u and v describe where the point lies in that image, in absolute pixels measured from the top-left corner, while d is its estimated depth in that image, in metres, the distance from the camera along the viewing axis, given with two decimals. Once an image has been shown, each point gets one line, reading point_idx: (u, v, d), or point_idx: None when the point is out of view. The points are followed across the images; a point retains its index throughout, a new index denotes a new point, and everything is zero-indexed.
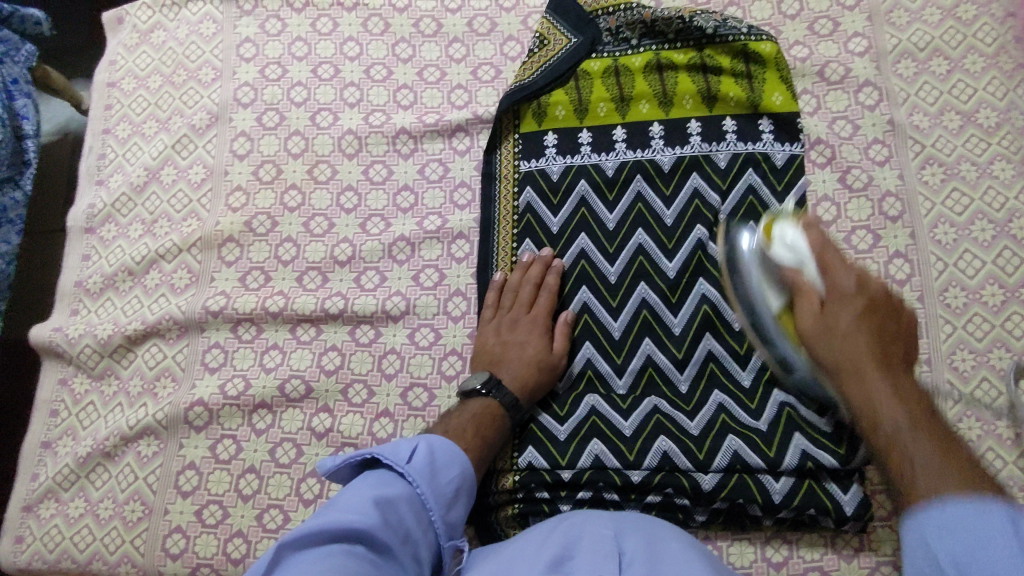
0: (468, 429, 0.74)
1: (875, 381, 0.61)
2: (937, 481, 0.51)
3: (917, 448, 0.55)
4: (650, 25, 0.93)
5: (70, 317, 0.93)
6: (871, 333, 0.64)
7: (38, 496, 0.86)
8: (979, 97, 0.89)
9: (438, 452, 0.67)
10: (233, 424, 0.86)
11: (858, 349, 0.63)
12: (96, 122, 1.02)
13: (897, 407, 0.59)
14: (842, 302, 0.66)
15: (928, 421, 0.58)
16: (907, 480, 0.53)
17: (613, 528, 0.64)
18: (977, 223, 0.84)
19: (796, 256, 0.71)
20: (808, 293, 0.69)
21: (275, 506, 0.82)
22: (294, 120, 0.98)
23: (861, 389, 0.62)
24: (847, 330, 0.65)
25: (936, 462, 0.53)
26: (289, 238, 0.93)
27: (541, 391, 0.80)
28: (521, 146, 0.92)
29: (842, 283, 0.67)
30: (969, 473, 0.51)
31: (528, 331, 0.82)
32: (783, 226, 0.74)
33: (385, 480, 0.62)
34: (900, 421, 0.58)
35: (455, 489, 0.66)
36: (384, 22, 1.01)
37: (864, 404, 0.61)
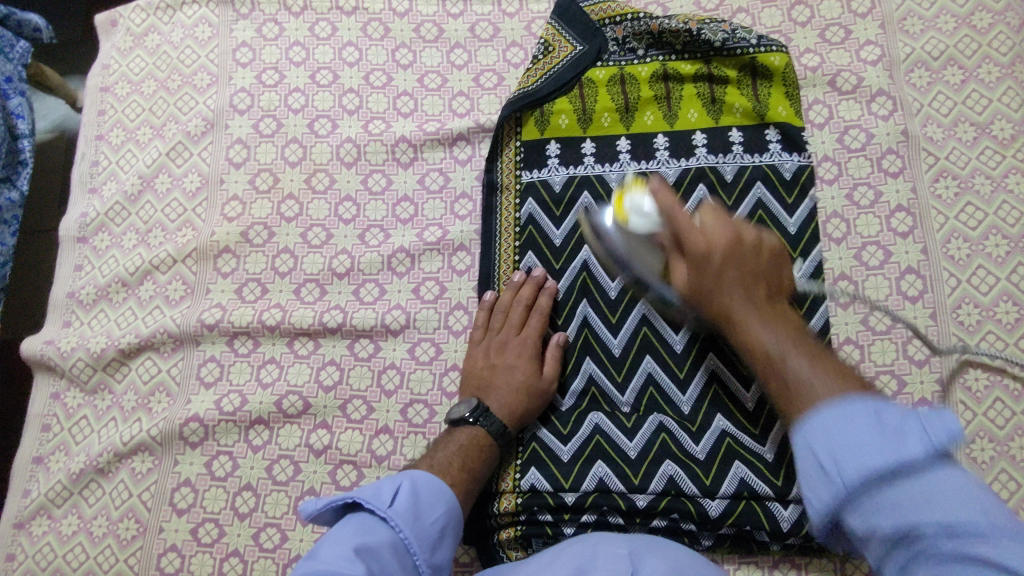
0: (455, 463, 0.72)
1: (763, 333, 0.60)
2: (834, 385, 0.51)
3: (823, 390, 0.51)
4: (658, 36, 0.91)
5: (62, 329, 0.91)
6: (738, 277, 0.63)
7: (30, 513, 0.84)
8: (993, 108, 0.87)
9: (421, 491, 0.65)
10: (229, 441, 0.84)
11: (723, 278, 0.62)
12: (89, 127, 0.99)
13: (776, 334, 0.59)
14: (705, 263, 0.63)
15: (805, 343, 0.58)
16: (761, 354, 0.59)
17: (627, 547, 0.62)
18: (990, 238, 0.82)
19: (649, 222, 0.70)
20: (676, 252, 0.68)
21: (273, 525, 0.80)
22: (292, 127, 0.95)
23: (736, 321, 0.62)
24: (719, 283, 0.63)
25: (839, 391, 0.50)
26: (287, 248, 0.91)
27: (530, 417, 0.78)
28: (523, 155, 0.90)
29: (718, 235, 0.63)
30: (836, 373, 0.53)
31: (518, 355, 0.80)
32: (634, 197, 0.71)
33: (368, 526, 0.59)
34: (801, 362, 0.55)
35: (441, 528, 0.64)
36: (384, 27, 0.99)
37: (743, 341, 0.61)
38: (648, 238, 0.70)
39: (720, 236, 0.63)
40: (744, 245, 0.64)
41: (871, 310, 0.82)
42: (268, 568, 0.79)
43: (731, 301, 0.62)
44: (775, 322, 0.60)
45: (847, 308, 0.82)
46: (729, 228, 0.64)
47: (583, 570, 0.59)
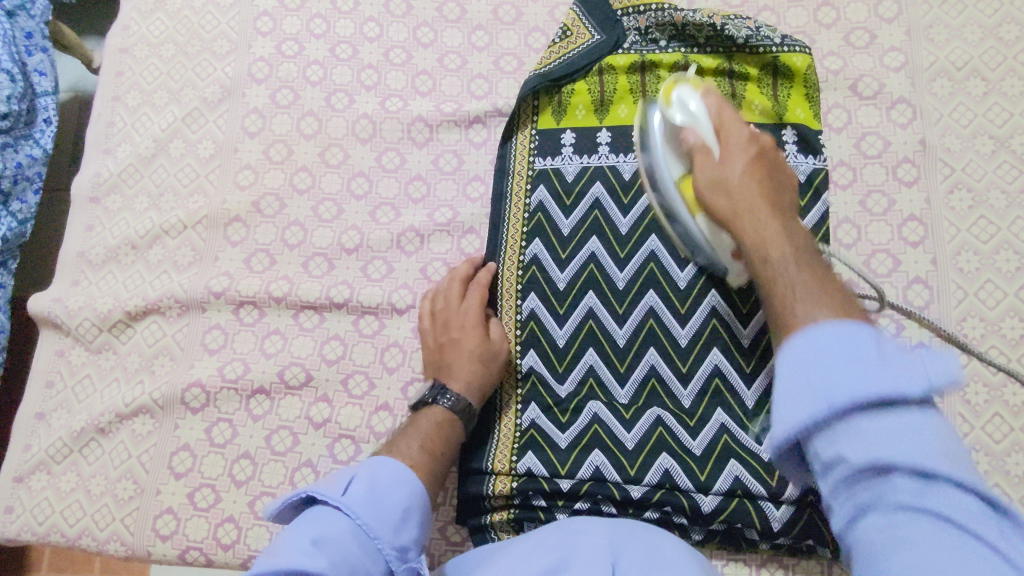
0: (416, 443, 0.72)
1: (769, 223, 0.61)
2: (816, 309, 0.49)
3: (795, 280, 0.54)
4: (681, 28, 0.90)
5: (70, 288, 0.91)
6: (759, 185, 0.65)
7: (30, 467, 0.85)
8: (1014, 123, 0.86)
9: (378, 476, 0.65)
10: (230, 408, 0.85)
11: (762, 216, 0.62)
12: (106, 88, 0.99)
13: (784, 240, 0.59)
14: (740, 149, 0.68)
15: (801, 242, 0.59)
16: (783, 302, 0.53)
17: (609, 539, 0.63)
18: (1001, 253, 0.82)
19: (690, 116, 0.71)
20: (704, 156, 0.69)
21: (269, 494, 0.81)
22: (308, 100, 0.95)
23: (752, 225, 0.62)
24: (740, 184, 0.65)
25: (814, 287, 0.52)
26: (297, 221, 0.91)
27: (489, 385, 0.79)
28: (537, 142, 0.90)
29: (739, 133, 0.69)
30: (847, 305, 0.49)
31: (461, 327, 0.80)
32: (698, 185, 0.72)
33: (323, 515, 0.60)
34: (786, 252, 0.58)
35: (404, 511, 0.64)
36: (407, 4, 0.98)
37: (752, 236, 0.61)
38: (714, 225, 0.70)
39: (754, 136, 0.69)
40: (764, 150, 0.68)
41: (877, 318, 0.82)
42: (262, 536, 0.80)
43: (771, 250, 0.59)
44: (824, 297, 0.50)
45: None
46: (749, 149, 0.68)
47: (564, 561, 0.59)
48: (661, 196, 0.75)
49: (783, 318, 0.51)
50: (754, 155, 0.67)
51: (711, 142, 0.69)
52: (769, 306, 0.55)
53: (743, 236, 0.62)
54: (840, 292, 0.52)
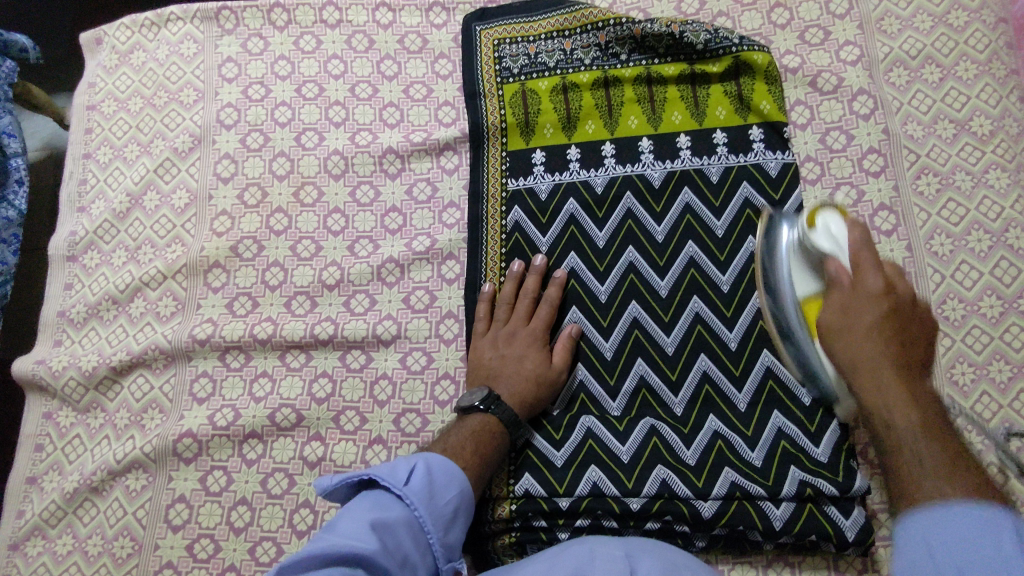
0: (468, 446, 0.72)
1: (897, 391, 0.54)
2: (946, 485, 0.48)
3: (923, 453, 0.50)
4: (640, 40, 0.92)
5: (53, 349, 0.91)
6: (892, 348, 0.57)
7: (25, 533, 0.84)
8: (972, 105, 0.88)
9: (436, 472, 0.65)
10: (223, 455, 0.84)
11: (891, 391, 0.55)
12: (76, 146, 1.00)
13: (912, 411, 0.53)
14: (869, 305, 0.59)
15: (933, 417, 0.53)
16: (913, 477, 0.50)
17: (624, 549, 0.62)
18: (972, 233, 0.83)
19: (834, 245, 0.64)
20: (839, 280, 0.62)
21: (268, 539, 0.80)
22: (279, 141, 0.96)
23: (873, 388, 0.56)
24: (870, 358, 0.57)
25: (933, 460, 0.50)
26: (276, 262, 0.91)
27: (539, 406, 0.79)
28: (508, 164, 0.91)
29: (870, 284, 0.59)
30: (978, 482, 0.48)
31: (525, 345, 0.81)
32: (828, 214, 0.67)
33: (384, 502, 0.60)
34: (912, 423, 0.52)
35: (454, 509, 0.64)
36: (368, 39, 0.99)
37: (846, 359, 0.59)
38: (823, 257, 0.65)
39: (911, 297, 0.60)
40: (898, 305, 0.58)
41: None
42: None
43: (893, 421, 0.54)
44: (956, 481, 0.48)
45: None
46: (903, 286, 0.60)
47: (579, 573, 0.59)
48: (771, 262, 0.73)
49: (905, 488, 0.50)
50: (888, 312, 0.58)
51: (845, 280, 0.62)
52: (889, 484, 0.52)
53: (863, 402, 0.57)
54: (971, 471, 0.49)
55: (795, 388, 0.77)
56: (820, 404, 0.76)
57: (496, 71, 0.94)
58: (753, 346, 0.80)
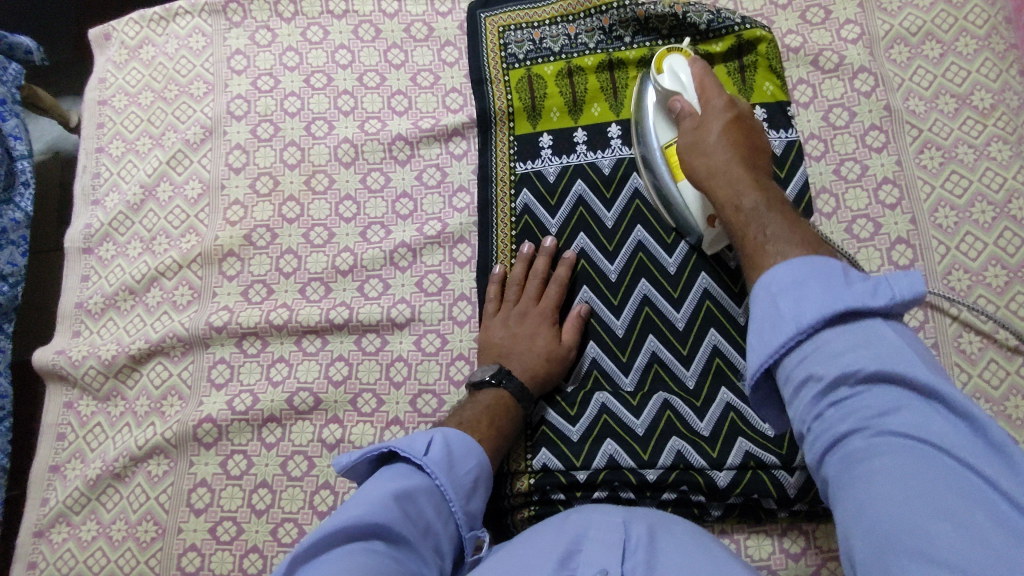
0: (483, 419, 0.73)
1: (742, 182, 0.67)
2: (785, 249, 0.57)
3: (775, 236, 0.60)
4: (644, 22, 0.93)
5: (72, 340, 0.92)
6: (739, 146, 0.70)
7: (50, 520, 0.85)
8: (973, 79, 0.89)
9: (454, 443, 0.66)
10: (243, 440, 0.85)
11: (737, 176, 0.67)
12: (89, 141, 1.01)
13: (756, 193, 0.65)
14: (716, 116, 0.73)
15: (778, 204, 0.64)
16: (762, 263, 0.58)
17: (626, 517, 0.62)
18: (976, 205, 0.85)
19: (679, 85, 0.80)
20: (693, 112, 0.76)
21: (290, 520, 0.82)
22: (289, 130, 0.97)
23: (727, 183, 0.68)
24: (710, 142, 0.72)
25: (785, 233, 0.59)
26: (290, 249, 0.92)
27: (552, 382, 0.81)
28: (516, 148, 0.92)
29: (716, 102, 0.75)
30: (815, 240, 0.58)
31: (536, 322, 0.82)
32: (674, 60, 0.82)
33: (404, 474, 0.61)
34: (757, 203, 0.64)
35: (474, 479, 0.65)
36: (375, 28, 1.01)
37: (726, 193, 0.67)
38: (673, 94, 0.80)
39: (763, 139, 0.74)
40: (742, 115, 0.74)
41: (864, 281, 0.84)
42: None
43: (752, 227, 0.63)
44: (791, 243, 0.57)
45: None
46: (725, 95, 0.75)
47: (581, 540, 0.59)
48: (641, 155, 0.84)
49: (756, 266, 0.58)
50: (731, 120, 0.73)
51: (696, 111, 0.76)
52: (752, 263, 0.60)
53: (718, 195, 0.68)
54: (811, 242, 0.58)
55: None
56: None
57: (502, 57, 0.95)
58: None
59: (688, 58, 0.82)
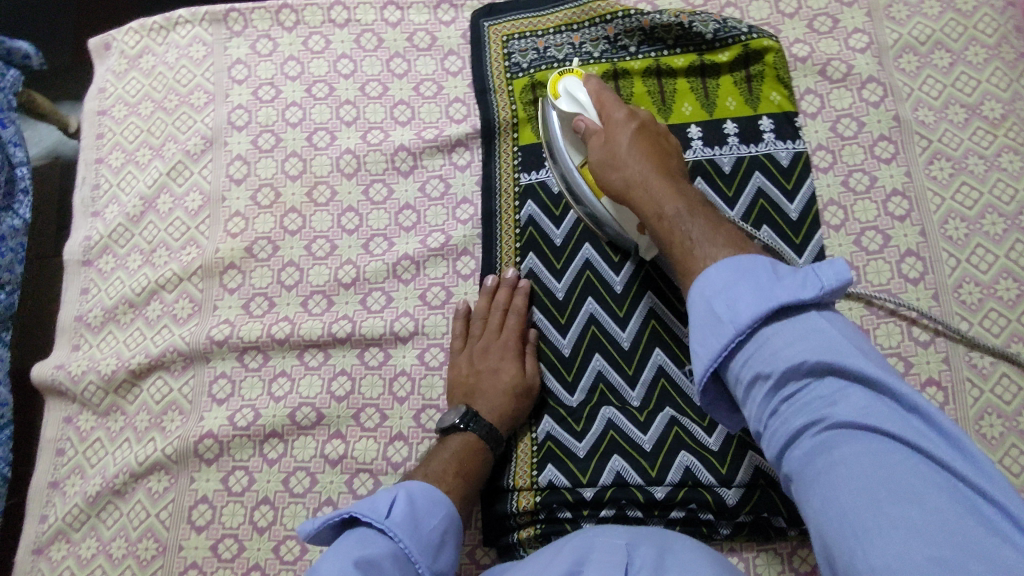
0: (449, 469, 0.73)
1: (650, 170, 0.69)
2: (718, 252, 0.59)
3: (702, 253, 0.61)
4: (649, 32, 0.93)
5: (72, 353, 0.91)
6: (648, 151, 0.71)
7: (48, 538, 0.84)
8: (983, 89, 0.88)
9: (417, 499, 0.66)
10: (245, 455, 0.84)
11: (656, 190, 0.68)
12: (88, 151, 1.00)
13: (677, 199, 0.66)
14: (619, 126, 0.74)
15: (691, 199, 0.67)
16: (694, 255, 0.61)
17: (626, 539, 0.62)
18: (986, 216, 0.84)
19: (579, 105, 0.78)
20: (597, 128, 0.76)
21: (292, 537, 0.81)
22: (291, 141, 0.96)
23: (645, 197, 0.68)
24: (626, 153, 0.71)
25: (716, 248, 0.60)
26: (291, 262, 0.91)
27: (520, 417, 0.80)
28: (520, 159, 0.91)
29: (616, 115, 0.75)
30: (741, 250, 0.59)
31: (500, 356, 0.81)
32: (568, 82, 0.80)
33: (367, 539, 0.60)
34: (678, 208, 0.66)
35: (440, 534, 0.65)
36: (377, 37, 1.00)
37: (648, 207, 0.68)
38: (575, 117, 0.79)
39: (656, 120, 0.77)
40: (642, 121, 0.75)
41: (874, 294, 0.83)
42: None
43: (693, 244, 0.62)
44: (718, 240, 0.61)
45: (850, 293, 0.83)
46: (623, 109, 0.75)
47: (581, 559, 0.59)
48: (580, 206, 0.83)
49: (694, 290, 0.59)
50: (634, 122, 0.74)
51: (598, 130, 0.76)
52: (686, 288, 0.61)
53: (638, 205, 0.69)
54: (741, 243, 0.61)
55: None
56: None
57: (506, 66, 0.94)
58: None
59: (583, 79, 0.80)
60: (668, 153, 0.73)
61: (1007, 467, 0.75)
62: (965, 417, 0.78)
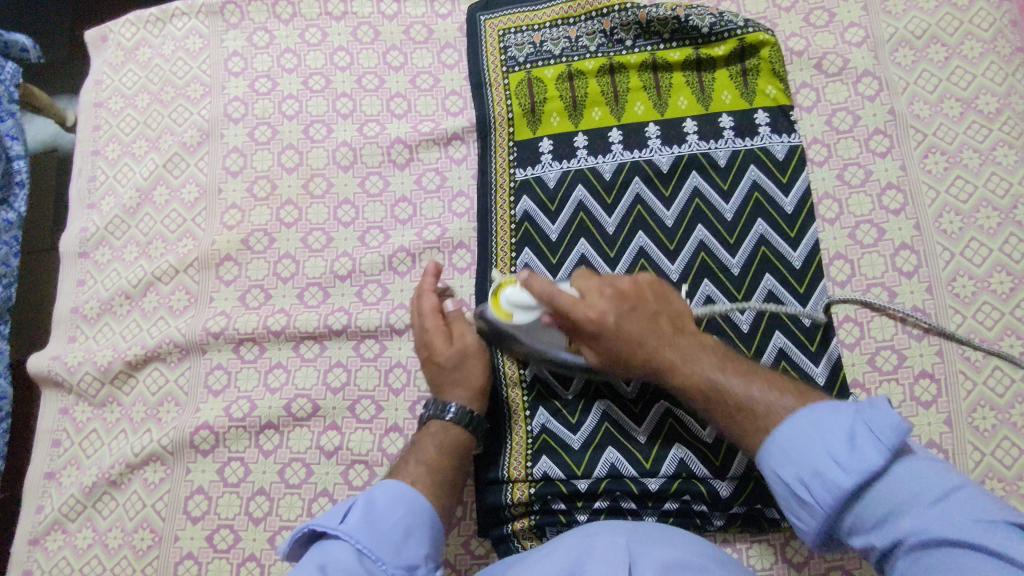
0: (414, 461, 0.72)
1: (687, 351, 0.67)
2: (790, 409, 0.59)
3: (755, 400, 0.61)
4: (645, 25, 0.93)
5: (68, 345, 0.92)
6: (647, 320, 0.68)
7: (44, 528, 0.85)
8: (978, 83, 0.88)
9: (376, 500, 0.65)
10: (240, 447, 0.85)
11: (692, 359, 0.67)
12: (85, 143, 1.00)
13: (703, 361, 0.66)
14: (616, 330, 0.68)
15: (713, 348, 0.68)
16: (766, 422, 0.60)
17: (625, 537, 0.62)
18: (980, 210, 0.84)
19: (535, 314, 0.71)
20: (581, 338, 0.70)
21: (288, 528, 0.81)
22: (287, 133, 0.96)
23: (689, 355, 0.67)
24: (634, 334, 0.68)
25: (770, 401, 0.61)
26: (288, 254, 0.91)
27: (476, 378, 0.77)
28: (516, 153, 0.91)
29: (599, 306, 0.68)
30: (767, 381, 0.63)
31: (425, 339, 0.77)
32: (511, 298, 0.71)
33: (326, 550, 0.60)
34: (711, 385, 0.65)
35: (407, 527, 0.64)
36: (374, 30, 1.00)
37: (686, 382, 0.66)
38: (541, 325, 0.72)
39: (635, 282, 0.70)
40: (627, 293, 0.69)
41: (868, 287, 0.83)
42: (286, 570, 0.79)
43: (733, 388, 0.63)
44: (785, 400, 0.60)
45: (844, 287, 0.84)
46: (596, 303, 0.68)
47: (580, 561, 0.58)
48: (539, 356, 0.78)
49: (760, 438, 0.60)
50: (622, 293, 0.69)
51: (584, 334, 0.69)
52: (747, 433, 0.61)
53: (684, 384, 0.66)
54: (774, 378, 0.64)
55: (809, 369, 0.79)
56: (834, 384, 0.78)
57: (502, 60, 0.94)
58: (766, 327, 0.80)
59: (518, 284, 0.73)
60: (649, 296, 0.70)
61: (999, 459, 0.76)
62: (958, 410, 0.78)
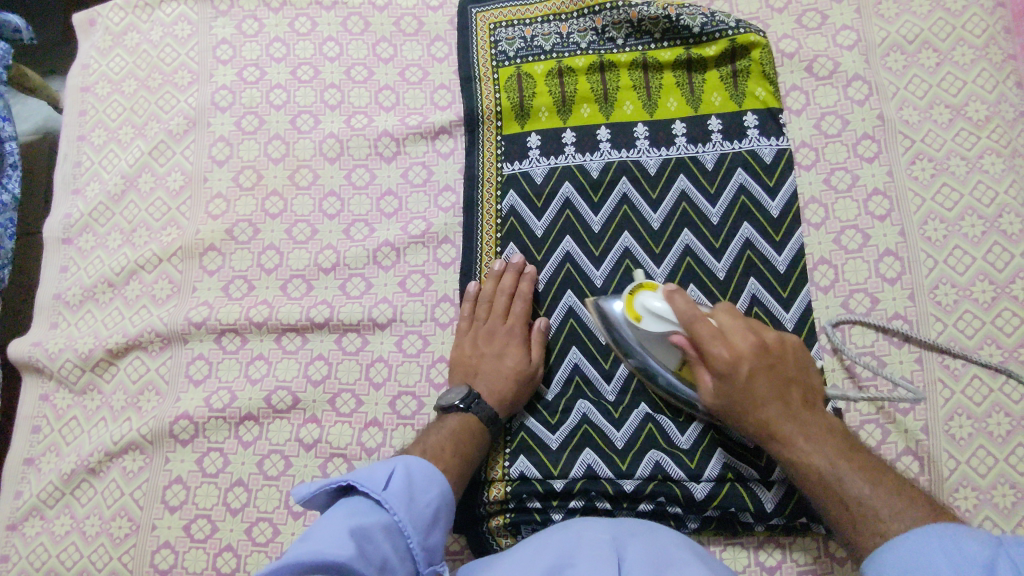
0: (447, 447, 0.73)
1: (786, 426, 0.67)
2: (905, 516, 0.58)
3: (876, 498, 0.61)
4: (637, 24, 0.92)
5: (49, 331, 0.91)
6: (770, 383, 0.68)
7: (23, 514, 0.85)
8: (968, 89, 0.88)
9: (415, 476, 0.66)
10: (220, 437, 0.85)
11: (808, 433, 0.66)
12: (70, 128, 0.99)
13: (817, 453, 0.65)
14: (734, 368, 0.67)
15: (832, 441, 0.66)
16: (875, 527, 0.59)
17: (611, 533, 0.62)
18: (966, 218, 0.84)
19: (664, 319, 0.71)
20: (696, 359, 0.70)
21: (265, 520, 0.81)
22: (274, 123, 0.96)
23: (795, 435, 0.66)
24: (752, 390, 0.67)
25: (893, 502, 0.60)
26: (272, 245, 0.91)
27: (520, 401, 0.80)
28: (503, 148, 0.90)
29: (738, 346, 0.68)
30: (901, 491, 0.61)
31: (504, 342, 0.81)
32: (643, 300, 0.72)
33: (362, 508, 0.60)
34: (824, 463, 0.65)
35: (434, 512, 0.65)
36: (364, 21, 0.99)
37: (789, 456, 0.67)
38: (665, 337, 0.72)
39: (779, 339, 0.70)
40: (766, 347, 0.69)
41: (851, 292, 0.83)
42: (261, 561, 0.79)
43: (845, 485, 0.63)
44: (909, 512, 0.59)
45: (827, 292, 0.83)
46: (749, 337, 0.68)
47: (567, 558, 0.58)
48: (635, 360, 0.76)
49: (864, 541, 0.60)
50: (757, 360, 0.68)
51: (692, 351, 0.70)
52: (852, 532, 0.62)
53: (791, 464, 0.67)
54: (907, 490, 0.61)
55: None
56: None
57: (492, 55, 0.94)
58: None
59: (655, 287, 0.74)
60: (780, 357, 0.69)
61: (974, 468, 0.76)
62: (935, 418, 0.78)
